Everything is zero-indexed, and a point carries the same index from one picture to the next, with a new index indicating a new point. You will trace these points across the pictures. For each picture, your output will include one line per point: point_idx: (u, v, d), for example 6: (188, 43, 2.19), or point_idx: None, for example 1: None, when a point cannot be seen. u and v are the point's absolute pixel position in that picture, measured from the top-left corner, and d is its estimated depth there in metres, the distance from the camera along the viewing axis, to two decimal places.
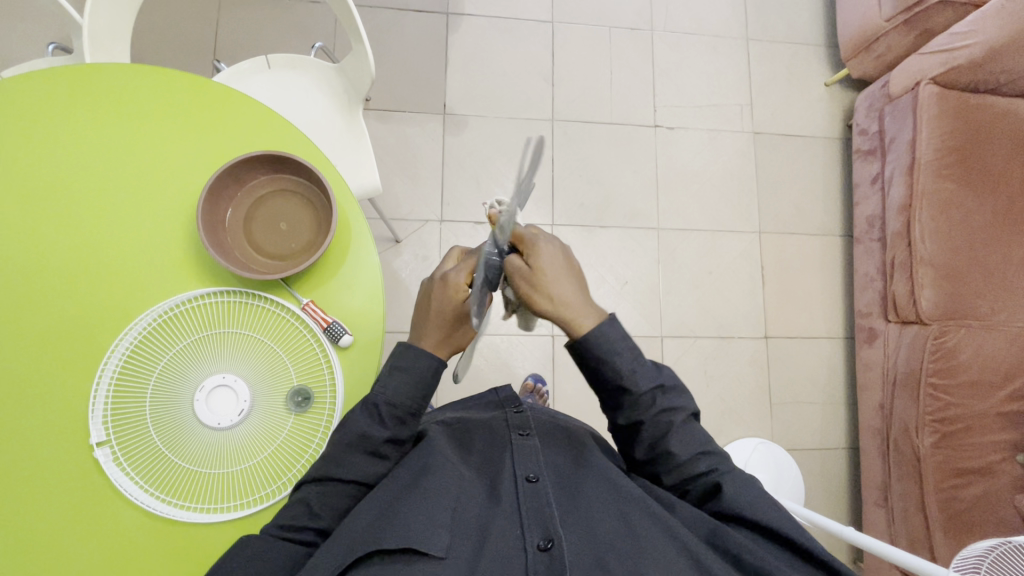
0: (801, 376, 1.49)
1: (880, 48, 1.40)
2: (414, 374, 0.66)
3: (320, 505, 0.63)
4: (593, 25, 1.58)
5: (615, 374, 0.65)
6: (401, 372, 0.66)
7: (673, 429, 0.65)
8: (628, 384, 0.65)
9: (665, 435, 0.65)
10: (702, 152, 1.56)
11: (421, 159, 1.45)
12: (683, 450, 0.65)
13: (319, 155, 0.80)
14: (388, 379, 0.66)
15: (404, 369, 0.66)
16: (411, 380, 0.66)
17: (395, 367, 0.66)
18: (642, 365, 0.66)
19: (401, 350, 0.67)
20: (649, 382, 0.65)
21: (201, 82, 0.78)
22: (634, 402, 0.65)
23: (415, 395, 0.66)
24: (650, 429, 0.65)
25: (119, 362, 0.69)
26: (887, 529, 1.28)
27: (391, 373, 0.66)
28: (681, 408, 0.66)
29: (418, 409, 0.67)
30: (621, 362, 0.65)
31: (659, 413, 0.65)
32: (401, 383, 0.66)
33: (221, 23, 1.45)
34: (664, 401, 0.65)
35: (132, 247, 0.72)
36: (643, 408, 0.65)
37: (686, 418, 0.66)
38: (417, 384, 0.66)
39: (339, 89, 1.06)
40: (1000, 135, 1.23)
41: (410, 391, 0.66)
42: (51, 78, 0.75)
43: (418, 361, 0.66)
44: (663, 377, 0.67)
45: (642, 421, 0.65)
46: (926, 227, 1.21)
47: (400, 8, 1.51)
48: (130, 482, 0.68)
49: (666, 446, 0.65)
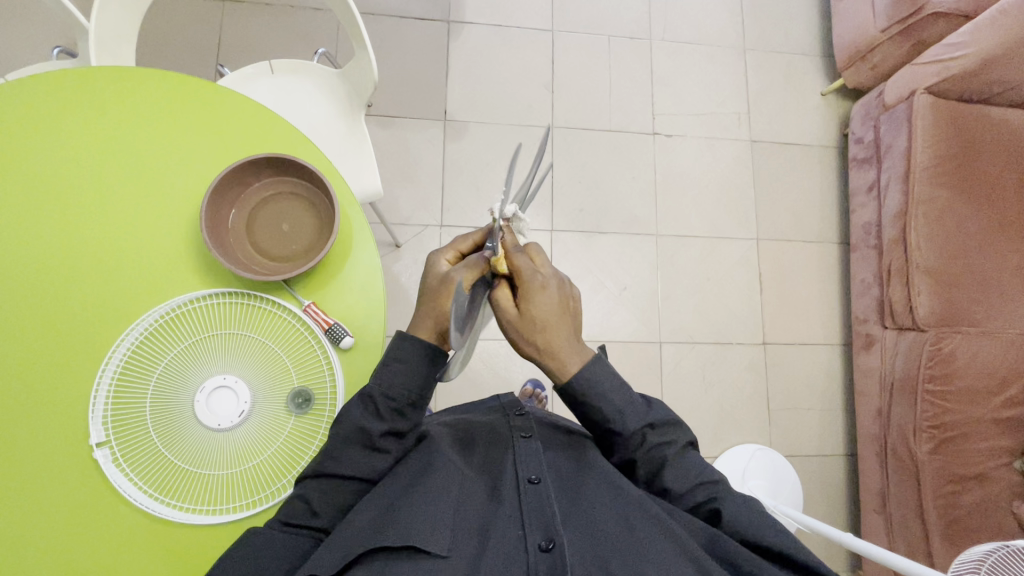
0: (798, 382, 1.50)
1: (875, 59, 1.42)
2: (410, 364, 0.64)
3: (321, 503, 0.63)
4: (593, 34, 1.60)
5: (603, 416, 0.67)
6: (397, 363, 0.64)
7: (666, 463, 0.67)
8: (616, 426, 0.67)
9: (659, 469, 0.67)
10: (701, 159, 1.57)
11: (422, 164, 1.46)
12: (678, 485, 0.66)
13: (321, 158, 0.80)
14: (383, 371, 0.64)
15: (399, 360, 0.64)
16: (406, 371, 0.64)
17: (391, 359, 0.64)
18: (630, 406, 0.68)
19: (396, 341, 0.65)
20: (638, 421, 0.68)
21: (204, 84, 0.79)
22: (624, 442, 0.68)
23: (411, 387, 0.65)
24: (643, 463, 0.67)
25: (120, 362, 0.69)
26: (885, 536, 1.28)
27: (387, 364, 0.64)
28: (671, 442, 0.67)
29: (417, 400, 0.66)
30: (609, 405, 0.67)
31: (649, 448, 0.67)
32: (397, 375, 0.64)
33: (225, 28, 1.46)
34: (653, 437, 0.67)
35: (134, 247, 0.73)
36: (634, 447, 0.67)
37: (679, 450, 0.67)
38: (414, 376, 0.65)
39: (341, 94, 1.07)
40: (993, 144, 1.24)
41: (406, 381, 0.64)
42: (55, 80, 0.75)
43: (415, 352, 0.64)
44: (653, 414, 0.69)
45: (633, 458, 0.68)
46: (922, 234, 1.22)
47: (401, 16, 1.53)
48: (129, 484, 0.68)
49: (661, 480, 0.67)
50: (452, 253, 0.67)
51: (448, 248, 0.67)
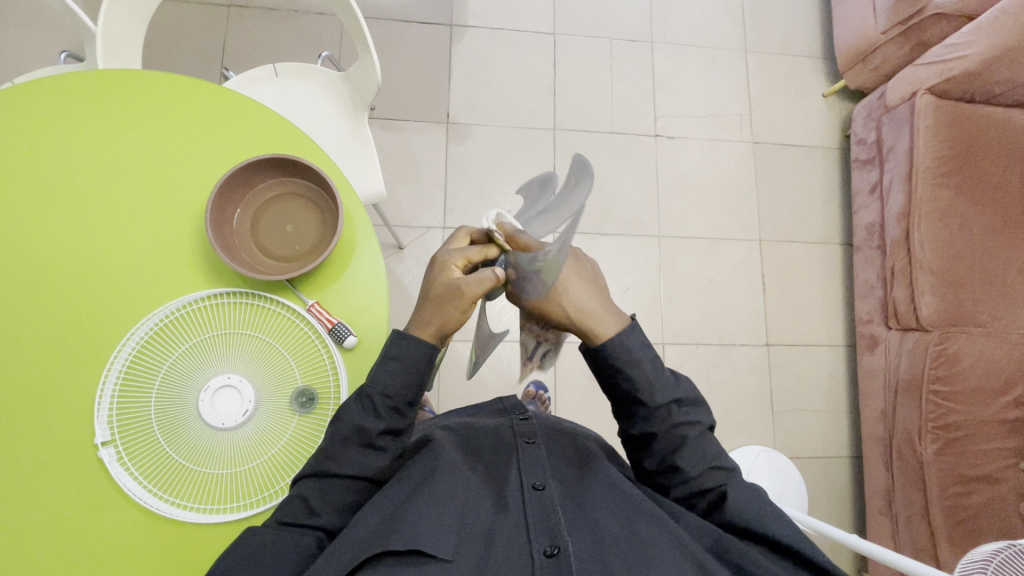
0: (802, 384, 1.49)
1: (876, 60, 1.42)
2: (407, 363, 0.64)
3: (320, 503, 0.63)
4: (594, 38, 1.60)
5: (633, 386, 0.67)
6: (394, 361, 0.64)
7: (687, 442, 0.66)
8: (645, 397, 0.66)
9: (677, 448, 0.66)
10: (702, 160, 1.57)
11: (425, 167, 1.47)
12: (692, 465, 0.65)
13: (326, 160, 0.81)
14: (379, 369, 0.64)
15: (396, 358, 0.64)
16: (403, 369, 0.64)
17: (387, 357, 0.64)
18: (660, 378, 0.67)
19: (393, 338, 0.65)
20: (666, 396, 0.67)
21: (210, 87, 0.80)
22: (648, 414, 0.67)
23: (408, 385, 0.64)
24: (662, 441, 0.66)
25: (124, 361, 0.70)
26: (891, 538, 1.27)
27: (383, 362, 0.64)
28: (696, 422, 0.67)
29: (414, 398, 0.66)
30: (640, 375, 0.66)
31: (672, 427, 0.66)
32: (393, 373, 0.64)
33: (229, 34, 1.47)
34: (678, 415, 0.67)
35: (139, 248, 0.73)
36: (659, 421, 0.66)
37: (701, 432, 0.67)
38: (411, 373, 0.64)
39: (345, 97, 1.07)
40: (996, 144, 1.24)
41: (404, 380, 0.64)
42: (61, 83, 0.76)
43: (411, 349, 0.64)
44: (681, 390, 0.68)
45: (654, 433, 0.66)
46: (925, 234, 1.22)
47: (404, 20, 1.54)
48: (133, 483, 0.68)
49: (675, 460, 0.66)
50: (461, 260, 0.64)
51: (455, 254, 0.64)
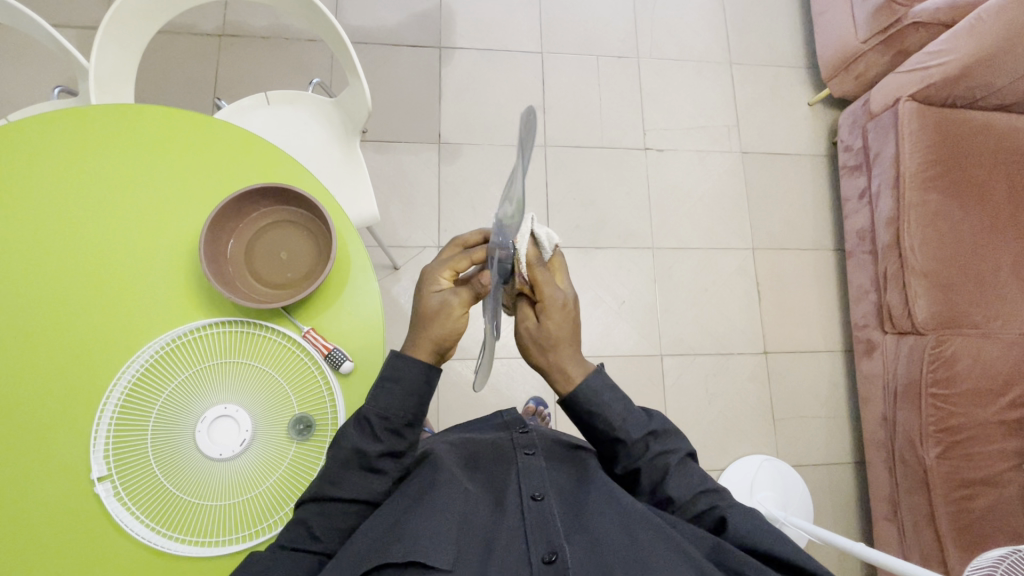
0: (801, 391, 1.49)
1: (858, 68, 1.45)
2: (404, 385, 0.64)
3: (322, 527, 0.62)
4: (580, 55, 1.63)
5: (607, 425, 0.68)
6: (392, 383, 0.64)
7: (668, 472, 0.67)
8: (621, 434, 0.68)
9: (662, 479, 0.67)
10: (692, 171, 1.59)
11: (418, 187, 1.48)
12: (681, 492, 0.66)
13: (319, 186, 0.81)
14: (378, 391, 0.64)
15: (395, 379, 0.64)
16: (401, 391, 0.64)
17: (385, 379, 0.64)
18: (632, 415, 0.69)
19: (392, 359, 0.65)
20: (641, 430, 0.68)
21: (202, 119, 0.81)
22: (628, 451, 0.68)
23: (406, 407, 0.65)
24: (647, 473, 0.68)
25: (121, 394, 0.70)
26: (898, 544, 1.26)
27: (383, 384, 0.64)
28: (673, 450, 0.68)
29: (413, 419, 0.65)
30: (613, 415, 0.68)
31: (652, 457, 0.68)
32: (392, 396, 0.64)
33: (221, 62, 1.49)
34: (656, 446, 0.68)
35: (133, 282, 0.73)
36: (637, 456, 0.68)
37: (681, 459, 0.68)
38: (410, 394, 0.65)
39: (337, 122, 1.09)
40: (980, 148, 1.26)
41: (402, 401, 0.64)
42: (53, 121, 0.77)
43: (410, 369, 0.65)
44: (654, 423, 0.70)
45: (638, 468, 0.68)
46: (916, 238, 1.23)
47: (393, 43, 1.56)
48: (132, 518, 0.68)
49: (664, 490, 0.66)
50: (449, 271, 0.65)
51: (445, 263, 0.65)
